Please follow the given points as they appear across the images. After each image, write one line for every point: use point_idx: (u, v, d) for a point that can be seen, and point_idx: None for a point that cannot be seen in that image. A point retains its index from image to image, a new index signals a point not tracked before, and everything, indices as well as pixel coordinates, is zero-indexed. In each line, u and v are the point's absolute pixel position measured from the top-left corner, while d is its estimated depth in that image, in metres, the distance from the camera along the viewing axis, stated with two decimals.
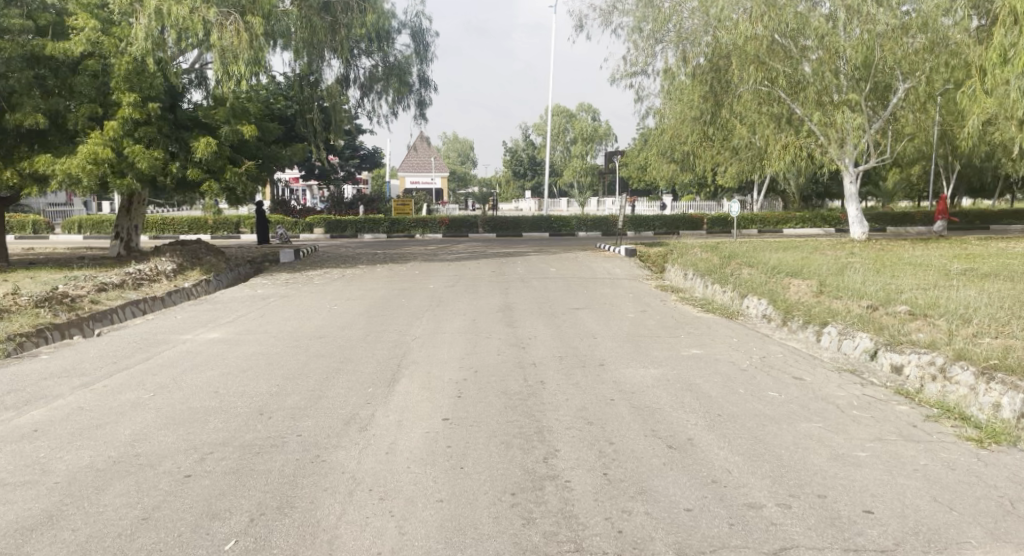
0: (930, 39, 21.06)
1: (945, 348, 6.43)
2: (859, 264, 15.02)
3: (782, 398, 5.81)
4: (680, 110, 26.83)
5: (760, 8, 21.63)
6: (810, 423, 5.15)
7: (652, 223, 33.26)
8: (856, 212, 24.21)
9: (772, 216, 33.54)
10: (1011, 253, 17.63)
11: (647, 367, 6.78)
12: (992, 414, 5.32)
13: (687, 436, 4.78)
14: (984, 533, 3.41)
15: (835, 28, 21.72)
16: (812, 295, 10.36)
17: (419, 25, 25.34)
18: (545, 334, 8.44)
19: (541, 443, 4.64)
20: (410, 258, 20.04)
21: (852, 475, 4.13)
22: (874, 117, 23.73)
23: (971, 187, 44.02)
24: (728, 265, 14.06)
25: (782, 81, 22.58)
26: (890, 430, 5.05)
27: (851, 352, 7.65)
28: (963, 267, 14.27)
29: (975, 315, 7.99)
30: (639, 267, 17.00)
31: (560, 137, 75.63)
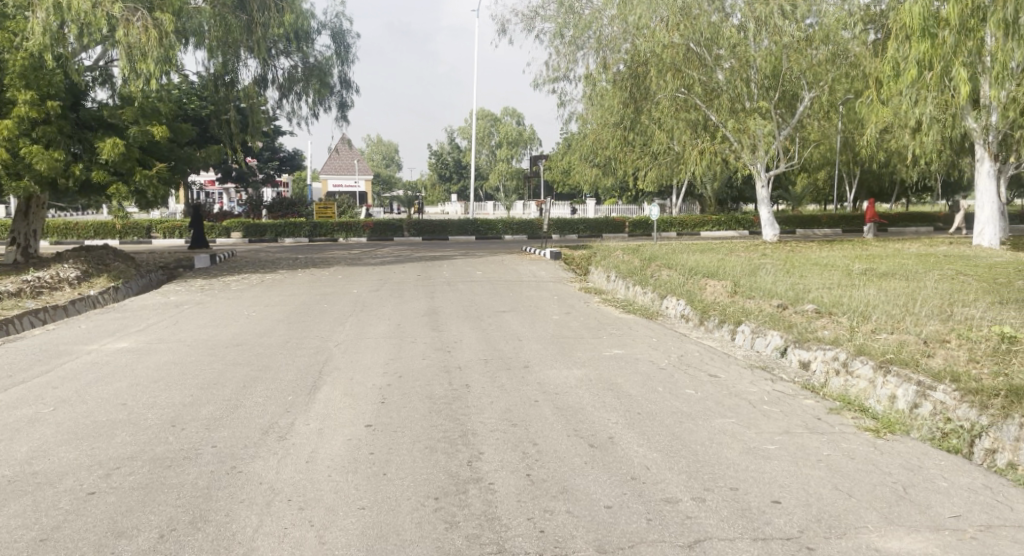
0: (832, 50, 22.14)
1: (847, 343, 6.78)
2: (771, 265, 15.68)
3: (699, 395, 6.00)
4: (601, 115, 27.38)
5: (675, 17, 22.39)
6: (723, 419, 5.34)
7: (576, 226, 33.81)
8: (768, 215, 25.20)
9: (691, 219, 34.56)
10: (908, 253, 18.77)
11: (571, 368, 6.88)
12: (888, 405, 5.65)
13: (608, 435, 4.88)
14: (879, 518, 3.62)
15: (746, 38, 22.63)
16: (727, 294, 10.75)
17: (339, 26, 25.01)
18: (470, 337, 8.46)
19: (465, 446, 4.65)
20: (332, 263, 19.70)
21: (762, 468, 4.31)
22: (783, 124, 24.72)
23: (872, 192, 46.65)
24: (649, 267, 14.43)
25: (698, 88, 23.28)
26: (796, 423, 5.31)
27: (763, 349, 7.98)
28: (865, 267, 15.09)
29: (875, 313, 8.46)
30: (563, 270, 17.23)
31: (484, 142, 75.82)
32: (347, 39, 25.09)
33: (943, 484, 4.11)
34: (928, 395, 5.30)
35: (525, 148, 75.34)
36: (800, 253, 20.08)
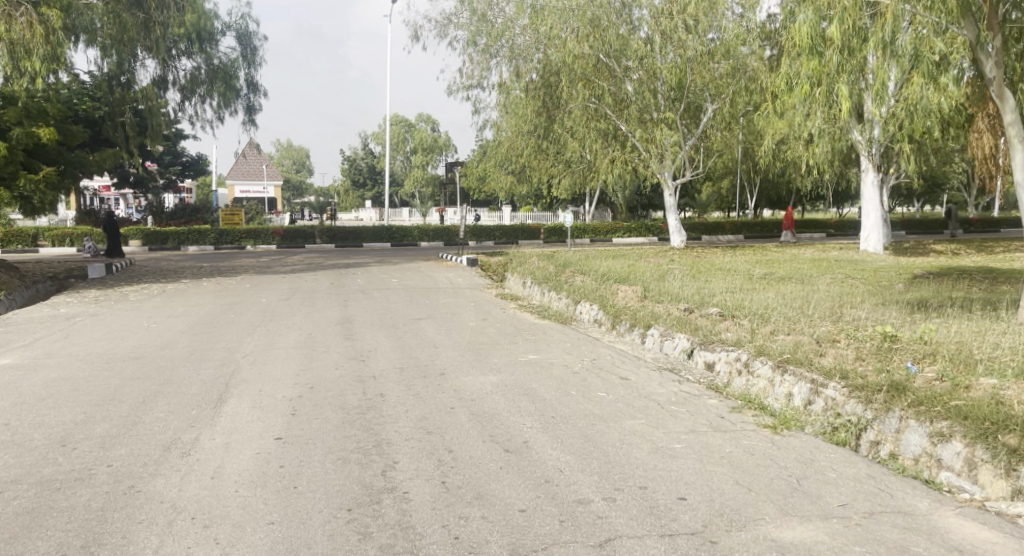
0: (733, 64, 23.14)
1: (748, 344, 7.10)
2: (679, 270, 16.23)
3: (610, 398, 6.15)
4: (517, 122, 27.74)
5: (585, 28, 22.82)
6: (634, 420, 5.51)
7: (492, 232, 34.00)
8: (675, 222, 26.02)
9: (603, 226, 35.29)
10: (803, 258, 19.83)
11: (487, 374, 6.91)
12: (786, 402, 5.95)
13: (522, 439, 4.94)
14: (776, 510, 3.81)
15: (652, 51, 23.34)
16: (637, 299, 11.03)
17: (245, 28, 24.33)
18: (385, 346, 8.38)
19: (380, 456, 4.61)
20: (239, 271, 19.07)
21: (669, 466, 4.47)
22: (688, 134, 25.43)
23: (771, 200, 48.99)
24: (563, 273, 14.66)
25: (608, 98, 23.88)
26: (701, 422, 5.52)
27: (671, 352, 8.25)
28: (766, 272, 15.83)
29: (774, 315, 8.89)
30: (479, 276, 17.28)
31: (398, 148, 75.23)
32: (254, 42, 24.42)
33: (834, 475, 4.38)
34: (820, 392, 5.63)
35: (440, 155, 75.20)
36: (706, 258, 20.85)
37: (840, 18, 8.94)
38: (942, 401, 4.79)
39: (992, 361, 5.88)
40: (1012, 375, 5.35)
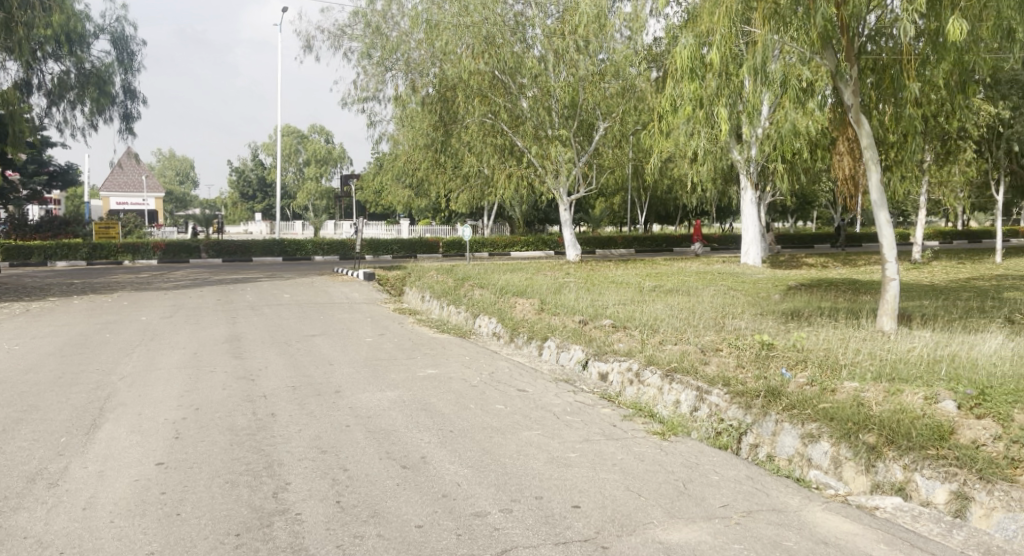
0: (622, 84, 23.83)
1: (639, 355, 7.37)
2: (574, 283, 16.61)
3: (507, 409, 6.23)
4: (414, 136, 27.67)
5: (480, 45, 23.08)
6: (530, 431, 5.60)
7: (390, 246, 33.60)
8: (571, 236, 26.59)
9: (501, 240, 35.55)
10: (690, 270, 20.74)
11: (383, 390, 6.82)
12: (674, 409, 6.22)
13: (420, 455, 4.93)
14: (664, 513, 3.98)
15: (545, 70, 23.86)
16: (535, 312, 11.22)
17: (120, 31, 23.14)
18: (277, 364, 8.12)
19: (271, 477, 4.48)
20: (116, 288, 17.96)
21: (564, 475, 4.57)
22: (581, 152, 25.98)
23: (660, 214, 50.93)
24: (462, 287, 14.70)
25: (504, 114, 24.25)
26: (595, 431, 5.68)
27: (566, 363, 8.44)
28: (655, 284, 16.46)
29: (664, 326, 9.26)
30: (376, 291, 17.05)
31: (291, 159, 73.31)
32: (131, 46, 23.29)
33: (716, 477, 4.61)
34: (704, 399, 5.92)
35: (335, 167, 73.74)
36: (600, 271, 21.42)
37: (718, 43, 9.44)
38: (812, 404, 5.17)
39: (854, 365, 6.37)
40: (871, 377, 5.83)
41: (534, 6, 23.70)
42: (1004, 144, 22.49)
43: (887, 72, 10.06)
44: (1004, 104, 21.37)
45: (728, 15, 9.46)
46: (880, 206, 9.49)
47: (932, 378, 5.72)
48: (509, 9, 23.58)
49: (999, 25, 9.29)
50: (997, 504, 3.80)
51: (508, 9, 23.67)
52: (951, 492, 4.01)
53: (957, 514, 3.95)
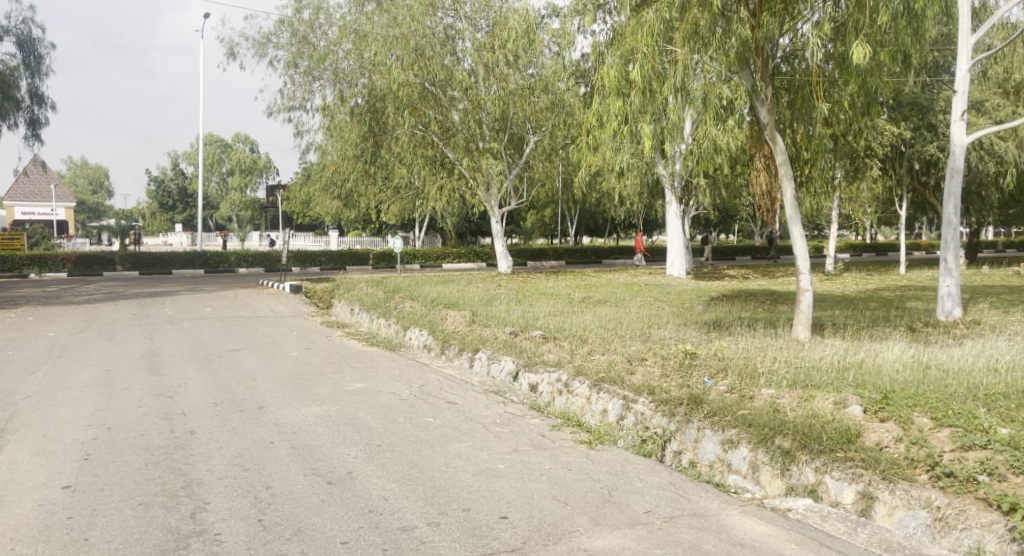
0: (551, 99, 24.17)
1: (568, 365, 7.47)
2: (505, 295, 16.70)
3: (437, 422, 6.20)
4: (343, 147, 27.29)
5: (410, 55, 22.97)
6: (459, 443, 5.59)
7: (318, 258, 32.98)
8: (502, 248, 26.69)
9: (432, 251, 35.36)
10: (618, 282, 21.12)
11: (309, 405, 6.69)
12: (601, 419, 6.32)
13: (346, 470, 4.86)
14: (589, 521, 4.04)
15: (475, 82, 23.89)
16: (465, 324, 11.22)
17: (27, 33, 22.07)
18: (196, 380, 7.86)
19: (188, 498, 4.33)
20: (22, 302, 17.01)
21: (492, 487, 4.59)
22: (512, 164, 26.19)
23: (590, 227, 51.75)
24: (392, 299, 14.56)
25: (434, 126, 24.22)
26: (524, 441, 5.72)
27: (497, 375, 8.47)
28: (585, 295, 16.70)
29: (592, 336, 9.41)
30: (303, 303, 16.72)
31: (213, 168, 71.23)
32: (39, 49, 22.20)
33: (640, 485, 4.72)
34: (631, 408, 6.06)
35: (260, 177, 72.10)
36: (531, 283, 21.55)
37: (641, 63, 9.72)
38: (732, 411, 5.35)
39: (771, 372, 6.63)
40: (787, 385, 6.07)
41: (464, 20, 23.78)
42: (908, 163, 23.86)
43: (799, 91, 10.55)
44: (907, 125, 22.73)
45: (650, 35, 9.74)
46: (794, 220, 9.90)
47: (841, 384, 6.01)
48: (439, 22, 23.61)
49: (897, 51, 9.96)
50: (899, 503, 4.04)
51: (438, 20, 23.68)
52: (858, 492, 4.24)
53: (863, 513, 4.18)
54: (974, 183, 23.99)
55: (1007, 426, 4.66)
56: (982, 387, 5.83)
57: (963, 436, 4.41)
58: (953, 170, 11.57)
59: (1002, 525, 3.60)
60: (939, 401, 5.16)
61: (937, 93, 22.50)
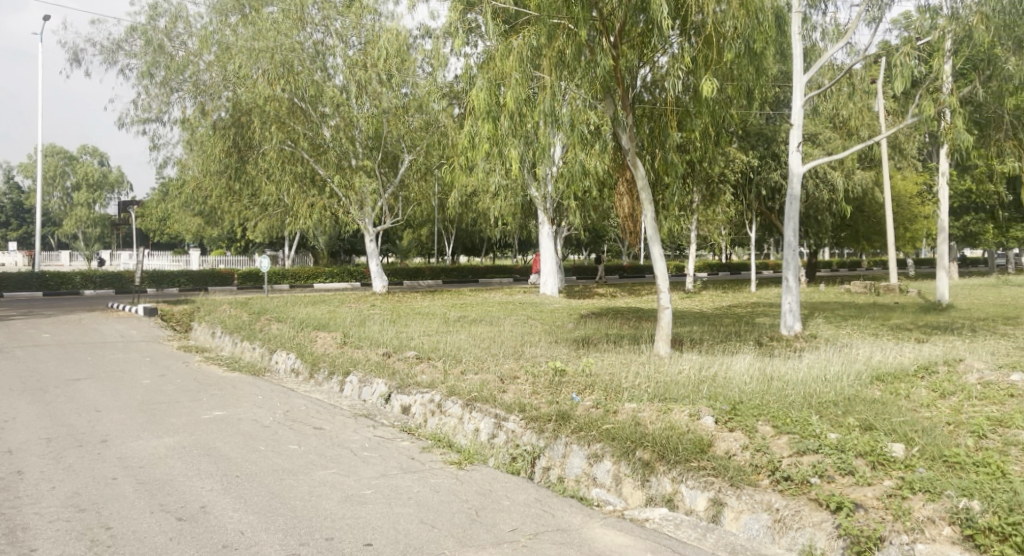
0: (425, 119, 24.15)
1: (440, 386, 7.42)
2: (377, 315, 16.45)
3: (301, 449, 5.98)
4: (205, 162, 25.99)
5: (277, 70, 22.17)
6: (324, 470, 5.42)
7: (176, 277, 31.10)
8: (376, 267, 26.29)
9: (302, 271, 34.23)
10: (493, 301, 21.31)
11: (159, 437, 6.27)
12: (473, 438, 6.33)
13: (199, 504, 4.59)
14: (455, 543, 4.04)
15: (347, 99, 23.50)
16: (336, 345, 10.92)
17: None
18: (28, 415, 7.16)
19: (11, 545, 3.94)
20: None
21: (357, 513, 4.47)
22: (386, 182, 25.95)
23: (466, 246, 52.06)
24: (258, 321, 13.97)
25: (304, 142, 23.58)
26: (393, 465, 5.62)
27: (368, 397, 8.29)
28: (459, 314, 16.73)
29: (466, 356, 9.43)
30: (159, 327, 15.68)
31: (55, 182, 65.68)
32: None
33: (507, 502, 4.76)
34: (501, 426, 6.11)
35: (111, 192, 67.37)
36: (406, 303, 21.31)
37: (513, 88, 9.90)
38: (598, 425, 5.53)
39: (634, 387, 6.88)
40: (647, 398, 6.34)
41: (334, 36, 23.38)
42: (756, 189, 25.70)
43: (658, 119, 11.18)
44: (755, 153, 24.50)
45: (519, 60, 9.98)
46: (654, 241, 10.40)
47: (697, 396, 6.35)
48: (308, 37, 23.12)
49: (740, 85, 10.79)
50: (744, 507, 4.33)
51: (307, 36, 23.09)
52: (709, 500, 4.50)
53: (714, 519, 4.44)
54: (812, 208, 26.19)
55: (836, 431, 5.12)
56: (816, 395, 6.34)
57: (799, 442, 4.79)
58: (791, 197, 12.54)
59: (831, 522, 3.95)
60: (780, 410, 5.58)
61: (779, 125, 24.43)
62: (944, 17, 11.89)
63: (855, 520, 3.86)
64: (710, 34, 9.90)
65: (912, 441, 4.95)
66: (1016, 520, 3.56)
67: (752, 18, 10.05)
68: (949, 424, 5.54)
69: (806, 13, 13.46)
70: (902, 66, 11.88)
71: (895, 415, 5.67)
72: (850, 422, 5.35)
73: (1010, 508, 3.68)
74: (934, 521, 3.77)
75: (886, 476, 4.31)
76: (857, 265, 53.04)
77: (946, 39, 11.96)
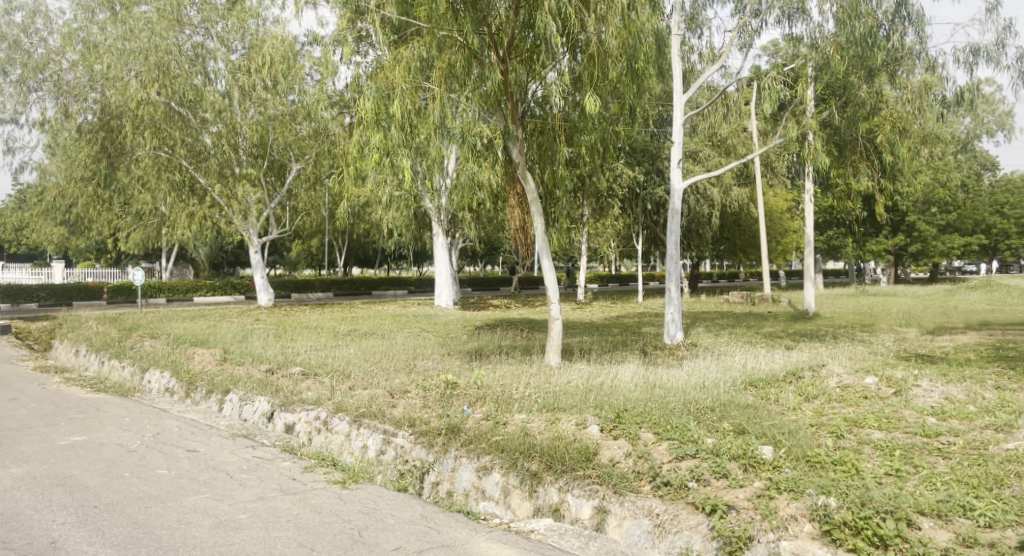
0: (315, 127, 23.47)
1: (327, 403, 7.20)
2: (260, 329, 15.84)
3: (172, 474, 5.64)
4: (70, 168, 24.32)
5: (151, 73, 21.02)
6: (196, 495, 5.14)
7: (36, 292, 28.83)
8: (261, 280, 25.35)
9: (180, 283, 32.47)
10: (385, 313, 20.97)
11: (6, 467, 5.74)
12: (360, 456, 6.17)
13: (50, 540, 4.23)
14: None
15: (230, 106, 22.55)
16: (215, 363, 10.41)
17: None
18: None
19: None
20: None
21: (230, 540, 4.26)
22: (273, 192, 25.11)
23: (358, 257, 51.19)
24: (128, 338, 13.14)
25: (181, 149, 22.42)
26: (272, 487, 5.39)
27: (250, 416, 7.92)
28: (348, 328, 16.37)
29: (355, 371, 9.20)
30: (15, 346, 14.42)
31: None
32: None
33: (391, 521, 4.66)
34: (390, 442, 6.00)
35: None
36: (293, 317, 20.63)
37: (399, 98, 9.78)
38: (487, 438, 5.53)
39: (523, 399, 6.92)
40: (537, 409, 6.40)
41: (215, 39, 22.49)
42: (642, 203, 26.67)
43: (549, 134, 11.41)
44: (641, 168, 25.41)
45: (406, 71, 9.88)
46: (544, 253, 10.54)
47: (584, 406, 6.45)
48: (187, 39, 22.13)
49: (624, 104, 11.20)
50: (626, 514, 4.44)
51: (185, 38, 22.13)
52: (594, 508, 4.59)
53: (598, 527, 4.53)
54: (694, 222, 27.44)
55: (712, 436, 5.35)
56: (694, 401, 6.61)
57: (678, 448, 4.98)
58: (673, 212, 13.06)
59: (706, 525, 4.11)
60: (661, 417, 5.77)
61: (662, 143, 25.50)
62: (804, 45, 12.80)
63: (727, 522, 4.04)
64: (595, 52, 10.19)
65: (780, 443, 5.24)
66: (867, 514, 3.84)
67: (633, 39, 10.46)
68: (812, 426, 5.91)
69: (684, 36, 14.21)
70: (770, 90, 12.72)
71: (765, 419, 5.99)
72: (724, 427, 5.61)
73: (862, 503, 3.97)
74: (797, 520, 3.99)
75: (756, 477, 4.54)
76: (733, 277, 56.20)
77: (807, 66, 12.96)
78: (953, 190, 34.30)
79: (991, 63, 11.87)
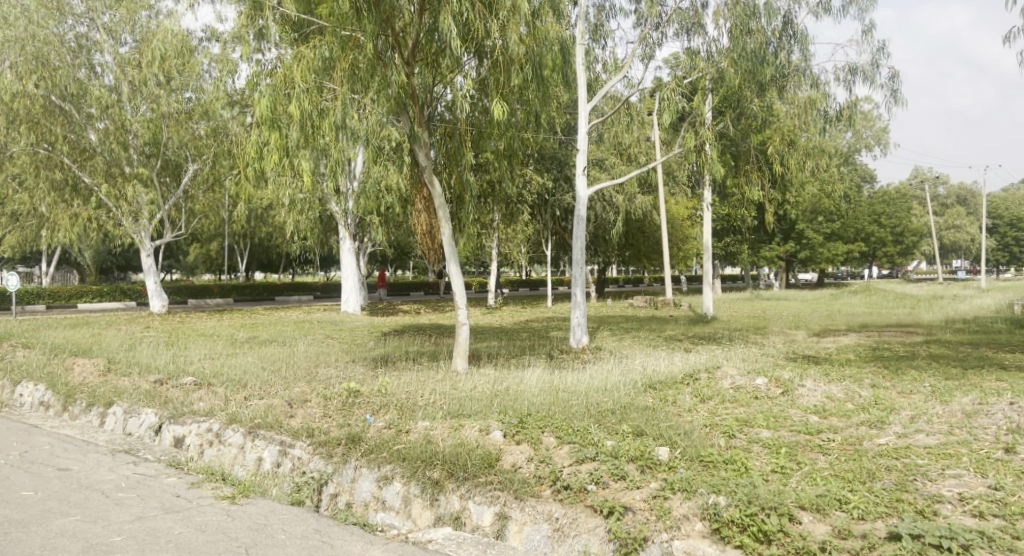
0: (213, 126, 22.53)
1: (220, 414, 6.86)
2: (151, 337, 14.99)
3: (38, 496, 5.22)
4: None
5: (28, 63, 19.58)
6: (65, 518, 4.76)
7: None
8: (154, 285, 23.93)
9: (64, 289, 30.38)
10: (288, 320, 20.28)
11: None
12: (254, 468, 5.91)
13: None
14: None
15: (119, 101, 21.39)
16: (98, 374, 9.74)
17: None
18: None
19: None
20: None
21: None
22: (167, 193, 23.86)
23: (261, 262, 49.55)
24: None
25: (64, 145, 20.88)
26: (153, 506, 5.07)
27: (135, 429, 7.45)
28: (247, 335, 15.74)
29: (251, 380, 8.82)
30: None
31: None
32: None
33: (282, 537, 4.47)
34: (287, 454, 5.78)
35: None
36: (188, 324, 19.67)
37: (298, 97, 9.51)
38: (388, 446, 5.41)
39: (427, 405, 6.80)
40: (440, 416, 6.31)
41: (102, 31, 21.27)
42: (550, 209, 27.02)
43: (457, 139, 11.31)
44: (549, 175, 25.76)
45: (305, 70, 9.64)
46: (451, 258, 10.43)
47: (489, 411, 6.42)
48: (68, 29, 20.78)
49: (530, 111, 11.28)
50: (526, 519, 4.43)
51: (68, 28, 20.80)
52: (495, 514, 4.57)
53: (498, 534, 4.50)
54: (600, 228, 28.03)
55: (612, 439, 5.42)
56: (597, 405, 6.68)
57: (578, 451, 5.01)
58: (579, 218, 13.22)
59: (602, 528, 4.14)
60: (564, 421, 5.80)
61: (568, 150, 25.93)
62: (701, 58, 13.24)
63: (623, 524, 4.09)
64: (499, 58, 10.24)
65: (675, 443, 5.36)
66: (753, 512, 3.97)
67: (537, 46, 10.49)
68: (706, 427, 6.09)
69: (589, 47, 14.47)
70: (667, 101, 13.11)
71: (663, 420, 6.13)
72: (624, 430, 5.70)
73: (749, 501, 4.09)
74: (688, 519, 4.09)
75: (653, 478, 4.63)
76: (639, 281, 57.84)
77: (704, 79, 13.40)
78: (838, 200, 36.59)
79: (867, 83, 12.67)
